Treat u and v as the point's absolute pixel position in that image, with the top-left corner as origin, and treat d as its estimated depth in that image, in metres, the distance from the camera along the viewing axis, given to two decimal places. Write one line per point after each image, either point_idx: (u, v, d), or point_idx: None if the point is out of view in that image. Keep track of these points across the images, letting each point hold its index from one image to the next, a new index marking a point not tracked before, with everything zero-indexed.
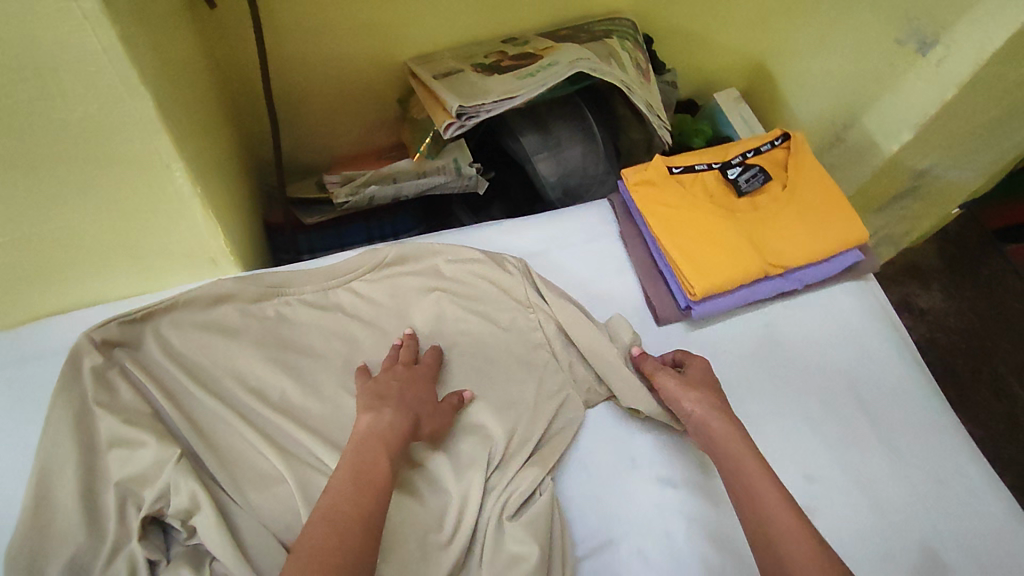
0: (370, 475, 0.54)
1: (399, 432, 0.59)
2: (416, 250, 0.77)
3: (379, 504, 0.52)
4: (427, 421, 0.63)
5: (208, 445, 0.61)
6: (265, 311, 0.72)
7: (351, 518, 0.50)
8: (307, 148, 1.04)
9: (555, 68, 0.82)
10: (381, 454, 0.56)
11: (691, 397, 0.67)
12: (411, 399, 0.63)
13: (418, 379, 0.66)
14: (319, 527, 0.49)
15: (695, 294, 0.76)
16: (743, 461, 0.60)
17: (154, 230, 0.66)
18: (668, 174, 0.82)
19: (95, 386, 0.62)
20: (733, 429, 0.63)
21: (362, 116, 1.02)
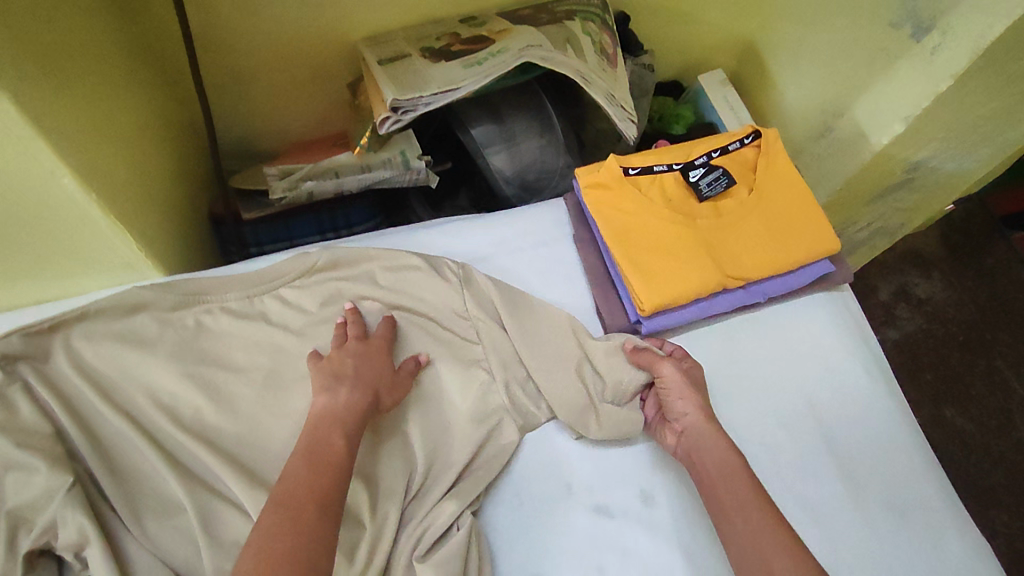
0: (325, 454, 0.54)
1: (355, 407, 0.59)
2: (349, 255, 0.72)
3: (339, 483, 0.52)
4: (384, 394, 0.63)
5: (110, 470, 0.57)
6: (184, 320, 0.67)
7: (309, 495, 0.50)
8: (257, 136, 0.98)
9: (502, 57, 0.76)
10: (336, 433, 0.56)
11: (682, 402, 0.66)
12: (367, 376, 0.63)
13: (374, 352, 0.65)
14: (284, 505, 0.49)
15: (644, 310, 0.72)
16: (726, 460, 0.61)
17: (53, 235, 0.61)
18: (623, 176, 0.76)
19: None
20: (717, 437, 0.63)
21: (312, 101, 0.96)
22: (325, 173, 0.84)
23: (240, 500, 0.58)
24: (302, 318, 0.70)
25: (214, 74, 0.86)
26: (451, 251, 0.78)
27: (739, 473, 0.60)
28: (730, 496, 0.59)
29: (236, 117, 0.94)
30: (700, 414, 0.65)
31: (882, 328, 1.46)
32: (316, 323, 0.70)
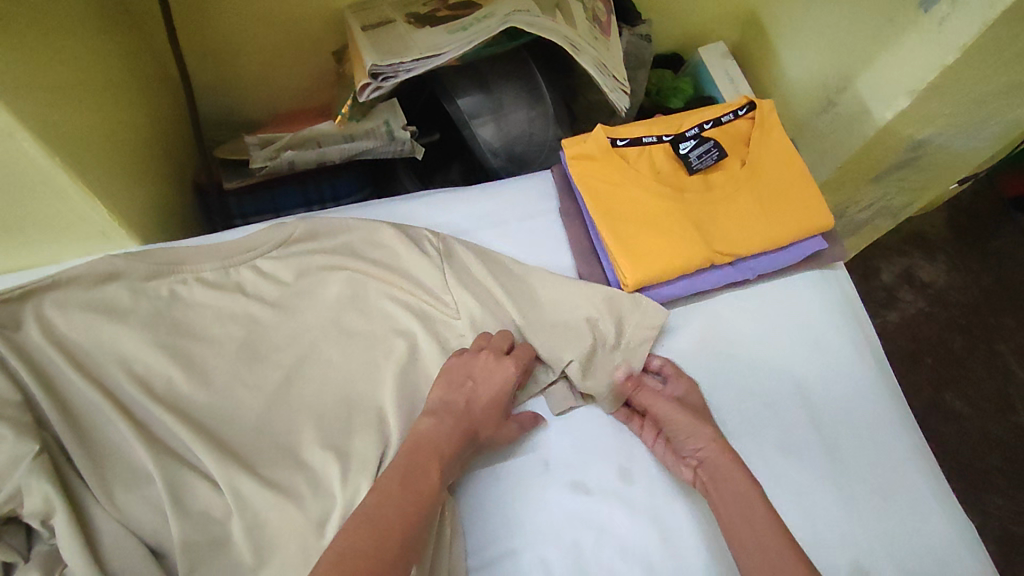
0: (421, 483, 0.54)
1: (461, 442, 0.59)
2: (327, 226, 0.71)
3: (423, 515, 0.52)
4: (486, 430, 0.62)
5: (79, 441, 0.57)
6: (158, 290, 0.66)
7: (399, 518, 0.50)
8: (241, 105, 0.96)
9: (488, 22, 0.73)
10: (433, 465, 0.56)
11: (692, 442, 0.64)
12: (479, 408, 0.62)
13: (499, 380, 0.63)
14: (373, 520, 0.49)
15: (627, 285, 0.70)
16: (752, 506, 0.59)
17: (20, 199, 0.60)
18: (611, 147, 0.74)
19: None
20: (742, 474, 0.61)
21: (297, 70, 0.93)
22: (306, 142, 0.82)
23: (211, 472, 0.58)
24: (279, 290, 0.68)
25: (194, 39, 0.84)
26: (434, 223, 0.76)
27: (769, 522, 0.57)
28: (752, 542, 0.57)
29: (218, 84, 0.91)
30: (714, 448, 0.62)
31: (884, 311, 1.43)
32: (292, 295, 0.69)
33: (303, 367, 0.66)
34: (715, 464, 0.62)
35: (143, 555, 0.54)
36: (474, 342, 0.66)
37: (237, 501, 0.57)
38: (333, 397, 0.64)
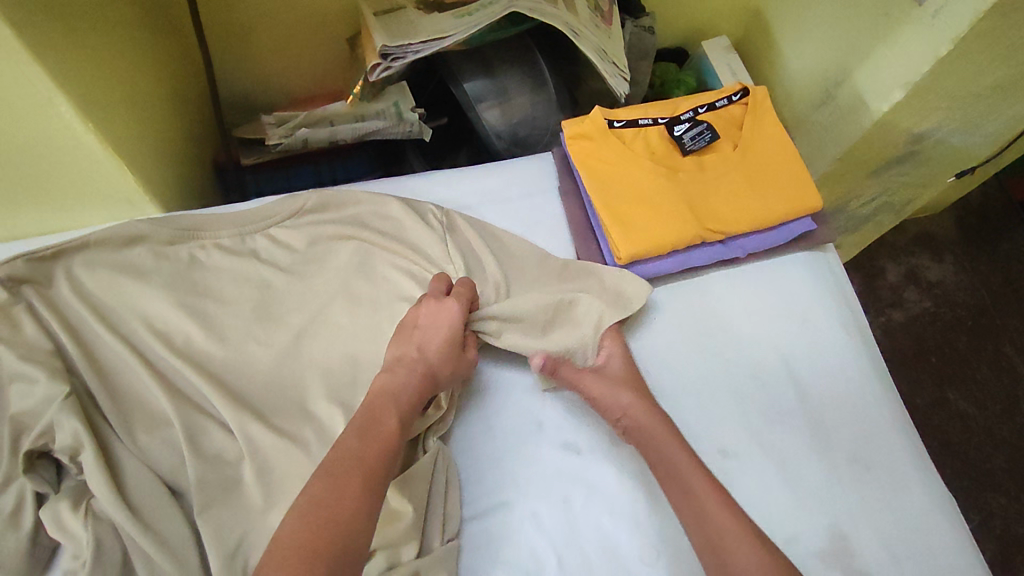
0: (378, 432, 0.56)
1: (416, 385, 0.61)
2: (337, 198, 0.75)
3: (385, 462, 0.54)
4: (444, 370, 0.63)
5: (104, 386, 0.62)
6: (178, 253, 0.71)
7: (360, 469, 0.52)
8: (259, 89, 1.00)
9: (492, 8, 0.78)
10: (391, 412, 0.58)
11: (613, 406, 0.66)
12: (432, 354, 0.63)
13: (445, 324, 0.65)
14: (335, 474, 0.51)
15: (621, 258, 0.74)
16: (680, 463, 0.61)
17: (56, 164, 0.65)
18: (607, 128, 0.77)
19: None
20: (667, 432, 0.63)
21: (313, 56, 0.98)
22: (319, 122, 0.87)
23: (225, 419, 0.63)
24: (291, 256, 0.73)
25: (215, 24, 0.88)
26: (438, 199, 0.80)
27: (698, 473, 0.60)
28: (681, 496, 0.59)
29: (237, 69, 0.96)
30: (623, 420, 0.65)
31: (889, 310, 1.44)
32: (303, 262, 0.73)
33: (313, 327, 0.70)
34: (637, 425, 0.64)
35: (160, 492, 0.58)
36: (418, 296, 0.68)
37: (247, 445, 0.62)
38: (338, 356, 0.68)
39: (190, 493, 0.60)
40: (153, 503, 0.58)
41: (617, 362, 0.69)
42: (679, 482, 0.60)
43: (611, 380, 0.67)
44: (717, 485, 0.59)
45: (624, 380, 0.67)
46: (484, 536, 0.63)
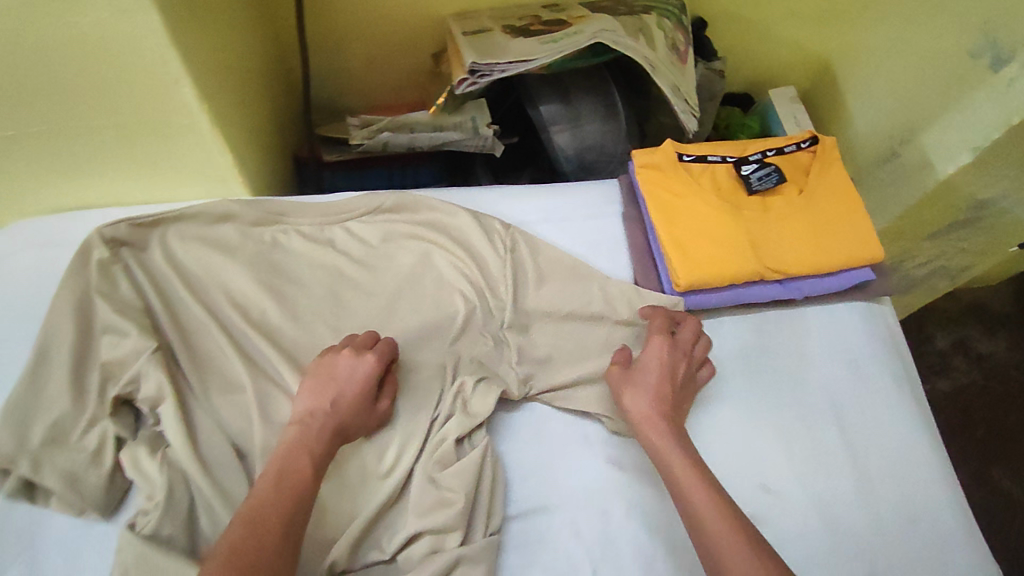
0: (294, 481, 0.55)
1: (329, 434, 0.60)
2: (413, 201, 0.79)
3: (301, 507, 0.54)
4: (358, 420, 0.63)
5: (186, 350, 0.67)
6: (264, 236, 0.77)
7: (278, 517, 0.52)
8: (341, 92, 1.07)
9: (577, 37, 0.82)
10: (304, 458, 0.57)
11: (647, 404, 0.66)
12: (344, 404, 0.62)
13: (355, 377, 0.63)
14: (254, 525, 0.51)
15: (680, 286, 0.75)
16: (693, 487, 0.59)
17: (166, 143, 0.71)
18: (678, 161, 0.80)
19: (98, 276, 0.69)
20: (683, 454, 0.62)
21: (395, 67, 1.04)
22: (402, 127, 0.91)
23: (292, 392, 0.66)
24: (363, 249, 0.78)
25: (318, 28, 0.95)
26: (507, 212, 0.83)
27: (702, 477, 0.60)
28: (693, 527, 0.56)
29: (328, 74, 1.03)
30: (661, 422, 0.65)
31: (934, 376, 1.41)
32: (375, 254, 0.78)
33: (379, 317, 0.74)
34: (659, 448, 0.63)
35: (226, 449, 0.63)
36: (357, 341, 0.67)
37: None
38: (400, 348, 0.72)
39: (254, 458, 0.63)
40: (219, 459, 0.62)
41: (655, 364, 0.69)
42: (682, 488, 0.59)
43: (648, 397, 0.67)
44: (731, 515, 0.56)
45: (651, 388, 0.67)
46: (527, 535, 0.64)
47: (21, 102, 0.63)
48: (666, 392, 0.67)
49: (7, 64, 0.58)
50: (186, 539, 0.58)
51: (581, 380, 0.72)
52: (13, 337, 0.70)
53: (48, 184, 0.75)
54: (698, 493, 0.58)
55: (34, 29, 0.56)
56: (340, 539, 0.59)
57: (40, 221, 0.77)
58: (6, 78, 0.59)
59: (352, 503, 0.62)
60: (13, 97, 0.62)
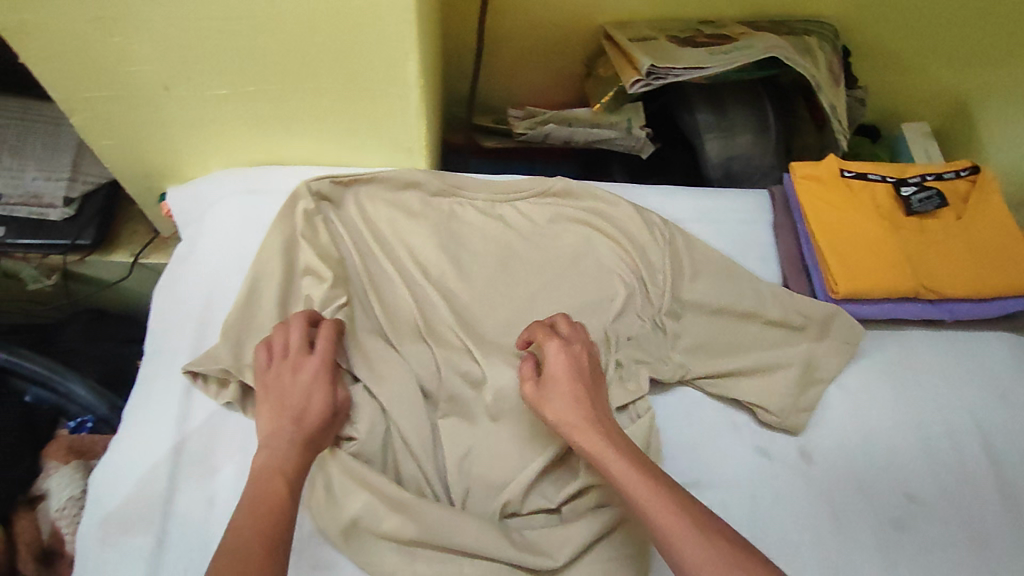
0: (265, 501, 0.55)
1: (298, 450, 0.60)
2: (579, 189, 0.86)
3: (277, 520, 0.54)
4: (324, 429, 0.63)
5: (378, 300, 0.76)
6: (441, 205, 0.84)
7: (260, 540, 0.52)
8: (496, 76, 1.14)
9: (749, 51, 0.87)
10: (275, 476, 0.57)
11: (562, 411, 0.63)
12: (309, 416, 0.62)
13: (300, 385, 0.63)
14: (233, 556, 0.51)
15: (836, 292, 0.79)
16: (631, 481, 0.57)
17: (375, 112, 0.80)
18: (839, 176, 0.83)
19: (304, 224, 0.78)
20: (615, 447, 0.59)
21: (552, 58, 1.11)
22: (562, 122, 0.97)
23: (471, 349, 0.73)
24: (529, 226, 0.85)
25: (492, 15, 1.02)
26: (663, 208, 0.88)
27: (640, 470, 0.57)
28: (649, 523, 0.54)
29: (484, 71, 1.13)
30: (586, 424, 0.61)
31: None
32: (540, 233, 0.84)
33: (544, 291, 0.80)
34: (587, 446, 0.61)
35: (415, 385, 0.70)
36: (280, 344, 0.66)
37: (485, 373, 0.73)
38: None
39: (438, 398, 0.71)
40: (407, 392, 0.69)
41: (561, 364, 0.65)
42: (624, 486, 0.57)
43: (567, 398, 0.63)
44: (675, 499, 0.55)
45: (567, 394, 0.63)
46: None
47: (269, 63, 0.73)
48: (581, 390, 0.64)
49: (279, 26, 0.68)
50: (383, 460, 0.66)
51: (732, 372, 0.77)
52: (226, 269, 0.80)
53: (261, 140, 0.85)
54: (640, 488, 0.56)
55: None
56: (515, 483, 0.67)
57: (247, 171, 0.87)
58: (269, 39, 0.70)
59: (523, 453, 0.69)
60: (267, 58, 0.72)
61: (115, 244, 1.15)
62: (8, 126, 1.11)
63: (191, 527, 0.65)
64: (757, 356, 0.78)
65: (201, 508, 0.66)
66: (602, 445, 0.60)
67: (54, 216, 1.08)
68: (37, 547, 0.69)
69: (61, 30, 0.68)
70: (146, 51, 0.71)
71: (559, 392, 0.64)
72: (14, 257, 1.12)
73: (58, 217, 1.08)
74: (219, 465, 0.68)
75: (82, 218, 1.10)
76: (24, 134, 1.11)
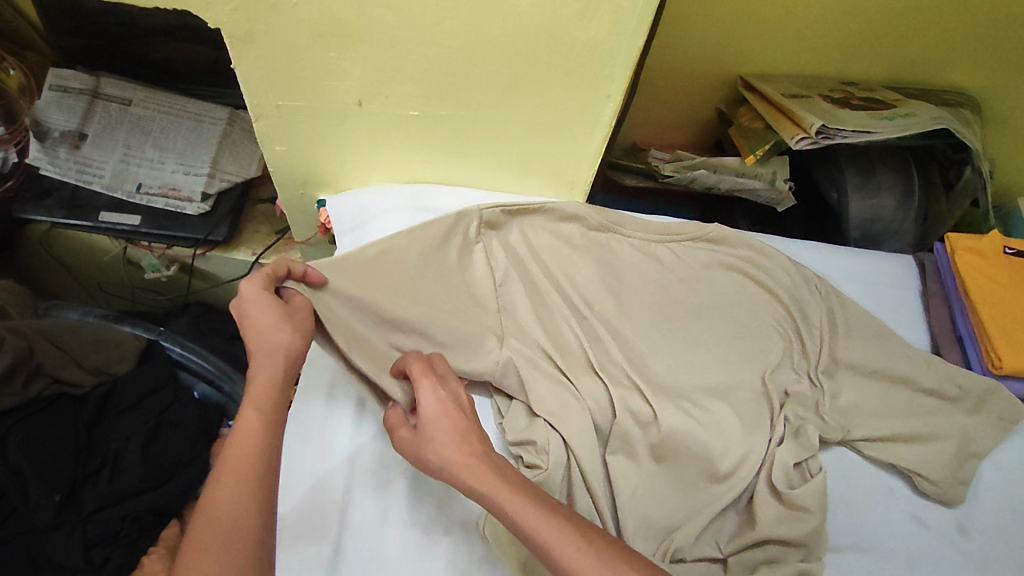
0: (239, 439, 0.51)
1: (268, 372, 0.56)
2: (735, 237, 0.86)
3: (255, 457, 0.51)
4: (286, 340, 0.58)
5: (544, 330, 0.76)
6: (602, 242, 0.84)
7: (240, 477, 0.49)
8: (632, 112, 1.15)
9: (916, 119, 0.91)
10: (248, 411, 0.53)
11: (437, 449, 0.56)
12: (262, 331, 0.58)
13: (252, 310, 0.59)
14: (208, 490, 0.48)
15: (998, 369, 0.78)
16: (520, 509, 0.51)
17: (556, 144, 0.83)
18: (1001, 253, 0.85)
19: (462, 256, 0.78)
20: (503, 475, 0.53)
21: (692, 97, 1.12)
22: (709, 168, 0.99)
23: (640, 388, 0.74)
24: (687, 269, 0.85)
25: (651, 50, 1.04)
26: (814, 264, 0.90)
27: (532, 504, 0.51)
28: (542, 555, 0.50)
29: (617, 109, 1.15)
30: (462, 457, 0.55)
31: None
32: (696, 277, 0.84)
33: (701, 337, 0.80)
34: (468, 473, 0.54)
35: (586, 418, 0.71)
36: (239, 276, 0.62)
37: (656, 414, 0.72)
38: (722, 368, 0.78)
39: (607, 434, 0.72)
40: (579, 424, 0.70)
41: (432, 405, 0.58)
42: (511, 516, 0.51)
43: (435, 430, 0.57)
44: (571, 523, 0.51)
45: (444, 430, 0.56)
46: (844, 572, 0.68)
47: (471, 89, 0.75)
48: (459, 425, 0.57)
49: (497, 57, 0.71)
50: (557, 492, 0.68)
51: (890, 437, 0.76)
52: None
53: (430, 162, 0.87)
54: (534, 515, 0.51)
55: (545, 35, 0.68)
56: (684, 529, 0.67)
57: (409, 188, 0.89)
58: (483, 68, 0.72)
59: (687, 499, 0.69)
60: (473, 86, 0.75)
61: (238, 242, 1.16)
62: (152, 118, 1.15)
63: (366, 540, 0.64)
64: (916, 423, 0.77)
65: (375, 522, 0.66)
66: (484, 471, 0.54)
67: (189, 210, 1.09)
68: None
69: (285, 42, 0.70)
70: (354, 68, 0.73)
71: (432, 427, 0.57)
72: (139, 245, 1.14)
73: (193, 211, 1.09)
74: (392, 478, 0.68)
75: (216, 214, 1.10)
76: (166, 127, 1.14)
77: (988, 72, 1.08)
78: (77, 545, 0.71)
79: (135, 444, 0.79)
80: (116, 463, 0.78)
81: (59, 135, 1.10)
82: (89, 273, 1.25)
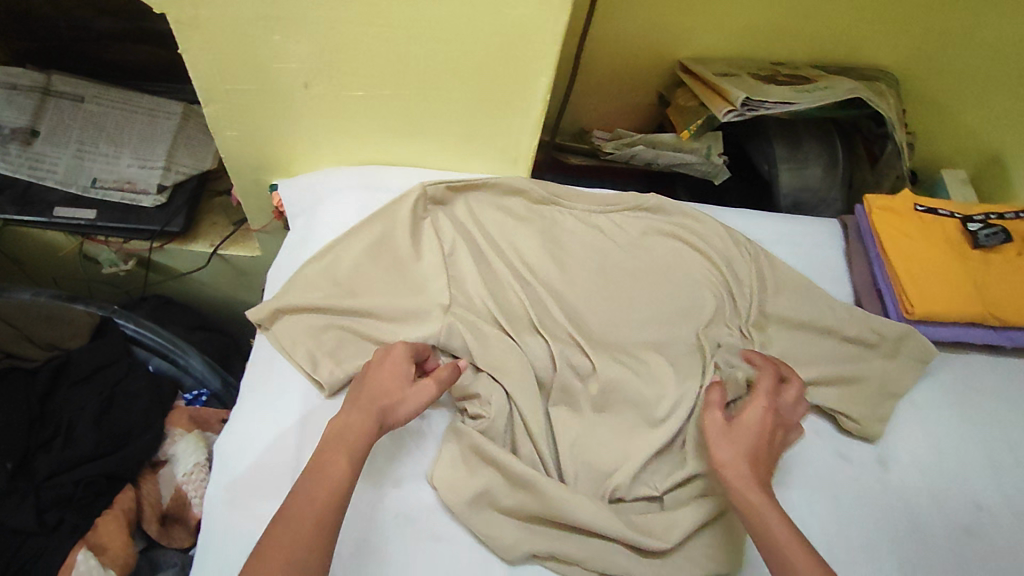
0: (323, 475, 0.56)
1: (369, 425, 0.61)
2: (668, 204, 0.92)
3: (332, 496, 0.55)
4: (400, 408, 0.64)
5: (490, 295, 0.80)
6: (543, 213, 0.89)
7: (313, 514, 0.53)
8: (577, 97, 1.20)
9: (833, 91, 0.97)
10: (339, 454, 0.58)
11: (727, 447, 0.64)
12: (382, 389, 0.64)
13: (384, 369, 0.66)
14: (285, 515, 0.53)
15: (910, 312, 0.85)
16: (770, 515, 0.58)
17: (496, 121, 0.87)
18: (913, 211, 0.91)
19: (412, 229, 0.83)
20: (763, 488, 0.61)
21: (633, 82, 1.17)
22: (647, 144, 1.05)
23: (582, 345, 0.78)
24: (625, 236, 0.89)
25: (591, 36, 1.09)
26: (746, 229, 0.95)
27: (777, 512, 0.58)
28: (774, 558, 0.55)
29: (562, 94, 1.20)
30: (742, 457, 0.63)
31: None
32: (634, 243, 0.89)
33: (640, 297, 0.84)
34: (735, 477, 0.62)
35: (531, 373, 0.74)
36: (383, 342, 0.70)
37: (595, 367, 0.76)
38: (661, 325, 0.83)
39: (550, 388, 0.76)
40: (524, 379, 0.74)
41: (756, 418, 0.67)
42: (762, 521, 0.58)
43: (740, 435, 0.65)
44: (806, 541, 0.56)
45: (750, 440, 0.65)
46: None
47: (412, 68, 0.79)
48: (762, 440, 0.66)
49: (433, 35, 0.75)
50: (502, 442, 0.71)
51: (814, 381, 0.81)
52: None
53: (377, 142, 0.91)
54: (780, 524, 0.57)
55: (476, 12, 0.72)
56: (622, 470, 0.71)
57: (359, 168, 0.93)
58: (421, 47, 0.76)
59: (627, 443, 0.73)
60: (413, 65, 0.79)
61: (196, 234, 1.17)
62: (106, 114, 1.16)
63: None
64: (838, 368, 0.82)
65: None
66: (749, 481, 0.61)
67: (145, 202, 1.10)
68: (157, 511, 0.81)
69: (228, 25, 0.73)
70: (299, 50, 0.76)
71: (734, 431, 0.66)
72: (94, 240, 1.14)
73: (149, 203, 1.11)
74: None
75: (171, 206, 1.12)
76: (121, 123, 1.15)
77: (904, 51, 1.16)
78: (31, 511, 0.73)
79: (88, 413, 0.81)
80: (70, 431, 0.80)
81: (10, 132, 1.10)
82: (44, 270, 1.25)
